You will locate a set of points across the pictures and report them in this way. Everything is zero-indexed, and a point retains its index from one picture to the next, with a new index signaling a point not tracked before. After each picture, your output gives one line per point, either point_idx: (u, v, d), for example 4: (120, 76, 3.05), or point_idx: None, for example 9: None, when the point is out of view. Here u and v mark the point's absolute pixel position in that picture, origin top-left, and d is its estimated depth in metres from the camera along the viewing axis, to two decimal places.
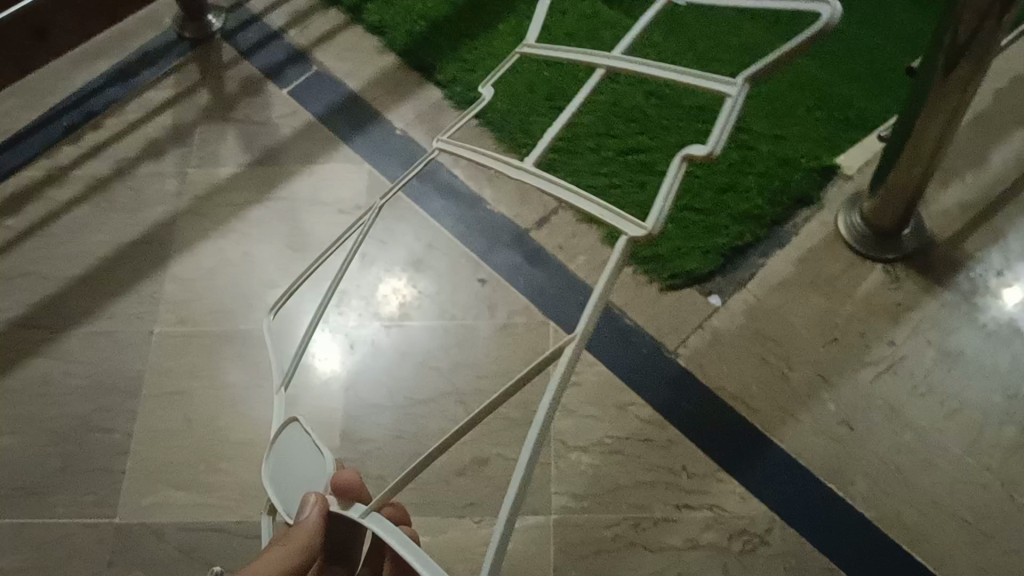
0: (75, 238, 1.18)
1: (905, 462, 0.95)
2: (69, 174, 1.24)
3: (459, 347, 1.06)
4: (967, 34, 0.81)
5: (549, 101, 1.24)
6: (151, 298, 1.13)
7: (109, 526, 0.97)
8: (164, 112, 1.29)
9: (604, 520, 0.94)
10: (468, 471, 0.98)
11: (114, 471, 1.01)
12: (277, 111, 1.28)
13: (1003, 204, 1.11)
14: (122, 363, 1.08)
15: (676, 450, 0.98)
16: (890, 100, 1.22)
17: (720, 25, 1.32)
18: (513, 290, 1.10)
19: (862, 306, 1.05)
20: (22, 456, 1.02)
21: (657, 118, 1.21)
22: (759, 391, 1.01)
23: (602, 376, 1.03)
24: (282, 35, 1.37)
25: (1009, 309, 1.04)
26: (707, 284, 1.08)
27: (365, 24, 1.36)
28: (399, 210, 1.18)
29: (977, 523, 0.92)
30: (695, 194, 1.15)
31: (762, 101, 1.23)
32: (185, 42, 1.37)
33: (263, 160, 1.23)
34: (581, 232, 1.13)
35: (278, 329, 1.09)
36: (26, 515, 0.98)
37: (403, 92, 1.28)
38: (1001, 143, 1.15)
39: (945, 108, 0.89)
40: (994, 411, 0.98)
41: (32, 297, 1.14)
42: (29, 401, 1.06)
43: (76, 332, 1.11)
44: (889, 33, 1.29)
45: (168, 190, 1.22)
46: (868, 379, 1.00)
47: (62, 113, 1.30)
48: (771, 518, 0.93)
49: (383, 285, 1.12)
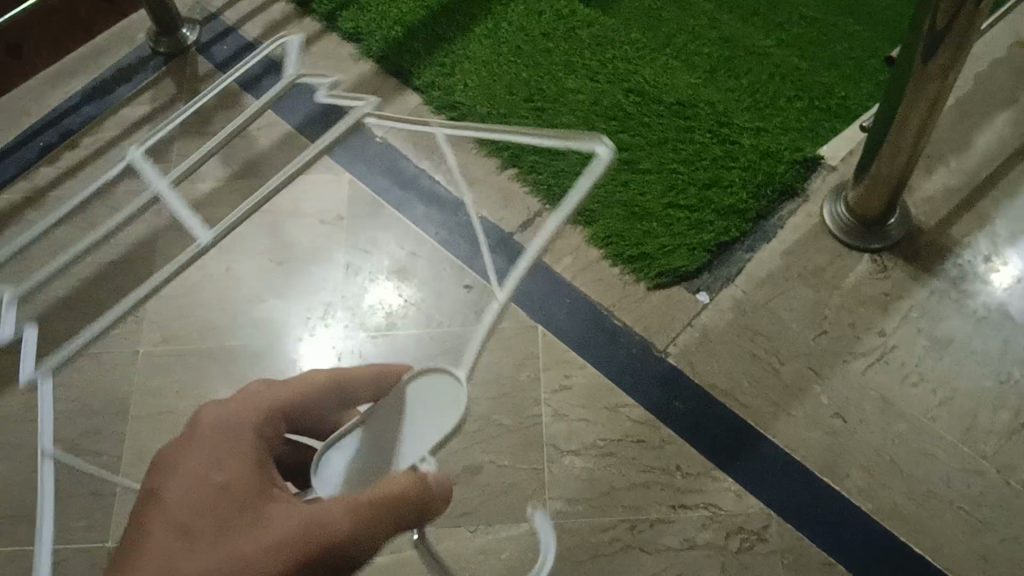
0: (56, 260, 1.17)
1: (900, 453, 0.95)
2: (49, 196, 1.23)
3: (447, 355, 1.05)
4: (944, 23, 0.80)
5: (528, 102, 1.24)
6: (134, 317, 1.11)
7: (102, 549, 0.96)
8: (142, 129, 1.28)
9: (599, 524, 0.93)
10: (461, 480, 0.97)
11: (103, 495, 0.99)
12: (255, 122, 1.27)
13: (989, 188, 1.10)
14: (108, 386, 1.06)
15: (670, 450, 0.97)
16: (871, 87, 1.22)
17: (698, 18, 1.31)
18: (500, 296, 1.09)
19: (852, 297, 1.05)
20: (11, 482, 1.01)
21: (638, 116, 1.21)
22: (750, 386, 1.00)
23: (591, 378, 1.02)
24: (257, 46, 1.36)
25: (998, 294, 1.03)
26: (695, 282, 1.07)
27: (341, 32, 1.34)
28: (380, 217, 1.16)
29: (975, 511, 0.91)
30: (680, 190, 1.14)
31: (742, 94, 1.22)
32: (160, 57, 1.36)
33: (242, 172, 1.22)
34: (566, 234, 1.12)
35: (264, 342, 1.08)
36: (17, 543, 0.97)
37: (383, 98, 1.27)
38: (983, 127, 1.15)
39: (925, 97, 0.88)
40: (987, 396, 0.97)
41: (14, 322, 1.12)
42: (16, 427, 1.05)
43: (61, 355, 1.09)
44: (866, 18, 1.28)
45: (147, 208, 1.20)
46: (860, 370, 1.00)
47: (38, 134, 1.29)
48: (768, 514, 0.93)
49: (369, 294, 1.11)
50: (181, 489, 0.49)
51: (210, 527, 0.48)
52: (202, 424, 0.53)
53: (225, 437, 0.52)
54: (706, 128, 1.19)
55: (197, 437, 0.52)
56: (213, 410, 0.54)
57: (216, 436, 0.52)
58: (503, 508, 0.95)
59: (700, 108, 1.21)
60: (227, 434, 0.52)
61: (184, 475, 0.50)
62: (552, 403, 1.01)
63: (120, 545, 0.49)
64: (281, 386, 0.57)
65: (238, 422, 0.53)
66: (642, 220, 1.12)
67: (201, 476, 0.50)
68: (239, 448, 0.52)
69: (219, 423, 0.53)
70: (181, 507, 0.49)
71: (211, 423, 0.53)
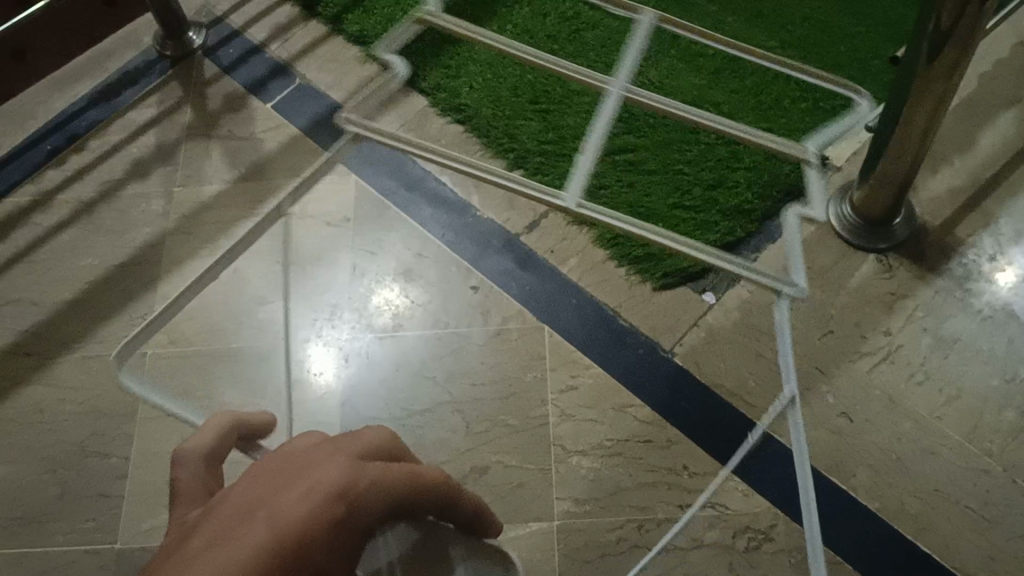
0: (63, 262, 1.18)
1: (907, 451, 0.95)
2: (56, 199, 1.23)
3: (453, 356, 1.06)
4: (949, 22, 0.80)
5: (534, 105, 1.24)
6: (142, 320, 1.12)
7: (110, 551, 0.96)
8: (148, 132, 1.29)
9: (606, 524, 0.93)
10: (469, 481, 0.97)
11: (111, 496, 0.99)
12: (261, 126, 1.27)
13: (993, 189, 1.10)
14: (116, 387, 1.07)
15: (677, 450, 0.97)
16: (876, 87, 1.22)
17: (701, 20, 1.31)
18: (506, 297, 1.09)
19: (857, 297, 1.05)
20: (19, 485, 1.02)
21: (644, 117, 1.21)
22: (756, 386, 1.00)
23: (598, 379, 1.02)
24: (262, 50, 1.36)
25: (1003, 293, 1.04)
26: (700, 282, 1.08)
27: (346, 35, 1.35)
28: (386, 219, 1.17)
29: (981, 510, 0.91)
30: (685, 191, 1.14)
31: (747, 95, 1.23)
32: (166, 61, 1.37)
33: (249, 174, 1.22)
34: (571, 235, 1.13)
35: (271, 344, 1.08)
36: (26, 544, 0.98)
37: (388, 100, 1.28)
38: (987, 127, 1.15)
39: (929, 97, 0.89)
40: (994, 395, 0.97)
41: (21, 325, 1.13)
42: (23, 430, 1.05)
43: (68, 357, 1.09)
44: (870, 20, 1.28)
45: (155, 211, 1.21)
46: (865, 369, 1.00)
47: (44, 138, 1.30)
48: (775, 513, 0.93)
49: (375, 296, 1.11)
50: (286, 530, 0.41)
51: None
52: (330, 478, 0.45)
53: (343, 511, 0.44)
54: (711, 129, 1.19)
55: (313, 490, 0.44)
56: (344, 467, 0.46)
57: (333, 497, 0.44)
58: (510, 508, 0.95)
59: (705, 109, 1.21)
60: (346, 508, 0.44)
61: (292, 523, 0.41)
62: (559, 403, 1.01)
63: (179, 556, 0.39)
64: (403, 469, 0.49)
65: (365, 494, 0.45)
66: (648, 221, 1.12)
67: (307, 531, 0.42)
68: (346, 530, 0.43)
69: (348, 484, 0.45)
70: (278, 544, 0.40)
71: (339, 484, 0.45)
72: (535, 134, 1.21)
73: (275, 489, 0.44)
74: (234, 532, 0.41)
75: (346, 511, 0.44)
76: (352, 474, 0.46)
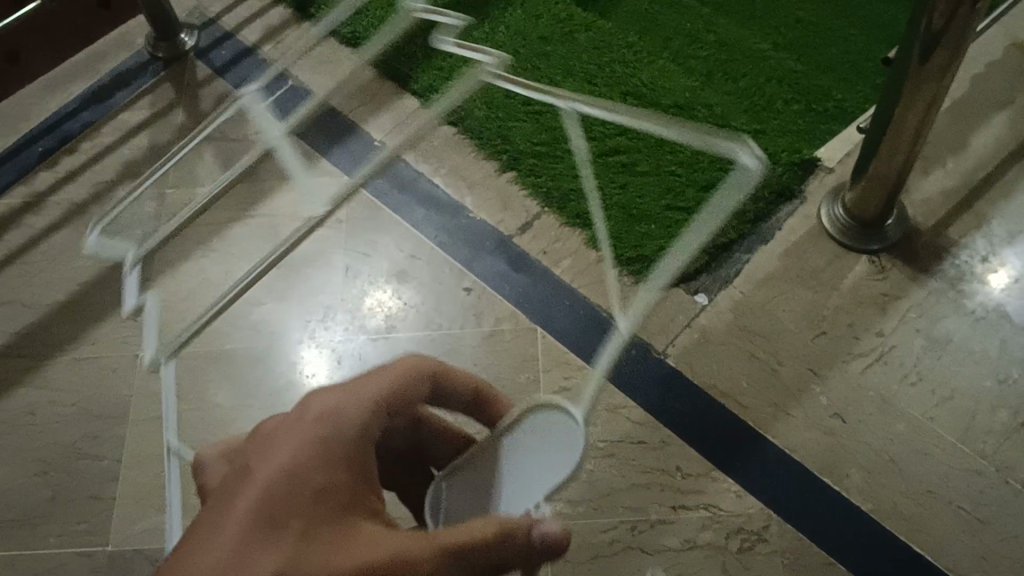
0: (55, 264, 1.17)
1: (900, 452, 0.95)
2: (48, 201, 1.23)
3: (446, 357, 1.06)
4: (941, 22, 0.80)
5: (527, 106, 1.24)
6: (134, 322, 1.11)
7: (102, 553, 0.96)
8: (142, 133, 1.29)
9: (600, 525, 0.93)
10: None
11: (103, 498, 0.99)
12: (254, 127, 1.27)
13: (985, 190, 1.11)
14: (108, 390, 1.06)
15: (670, 451, 0.97)
16: (867, 90, 1.22)
17: (693, 21, 1.32)
18: (499, 298, 1.09)
19: (850, 298, 1.05)
20: (10, 488, 1.01)
21: (636, 118, 1.21)
22: (749, 387, 1.00)
23: (591, 380, 1.02)
24: (255, 52, 1.36)
25: (996, 294, 1.04)
26: (693, 283, 1.07)
27: (338, 36, 1.35)
28: (379, 220, 1.17)
29: (974, 511, 0.91)
30: (677, 192, 1.14)
31: (739, 97, 1.23)
32: (159, 62, 1.36)
33: (241, 176, 1.22)
34: (564, 237, 1.13)
35: (264, 345, 1.08)
36: (16, 547, 0.97)
37: (381, 102, 1.28)
38: (979, 128, 1.15)
39: (921, 99, 0.89)
40: (986, 396, 0.97)
41: (13, 327, 1.12)
42: (15, 432, 1.05)
43: (60, 360, 1.09)
44: (863, 22, 1.29)
45: (147, 213, 1.20)
46: (858, 370, 1.00)
47: (36, 140, 1.29)
48: (768, 514, 0.93)
49: (368, 297, 1.11)
50: (283, 469, 0.52)
51: (315, 521, 0.50)
52: (310, 413, 0.55)
53: (326, 433, 0.54)
54: (704, 131, 1.19)
55: (298, 428, 0.54)
56: (320, 401, 0.56)
57: (317, 434, 0.54)
58: None
59: (697, 111, 1.21)
60: (325, 430, 0.54)
61: (285, 464, 0.52)
62: None
63: (204, 518, 0.50)
64: (379, 377, 0.60)
65: (343, 414, 0.56)
66: (640, 221, 1.12)
67: (300, 463, 0.52)
68: (335, 445, 0.54)
69: (325, 411, 0.55)
70: (280, 483, 0.51)
71: (315, 416, 0.55)
72: (528, 136, 1.21)
73: (268, 441, 0.54)
74: (239, 486, 0.51)
75: (327, 432, 0.55)
76: (326, 404, 0.56)
